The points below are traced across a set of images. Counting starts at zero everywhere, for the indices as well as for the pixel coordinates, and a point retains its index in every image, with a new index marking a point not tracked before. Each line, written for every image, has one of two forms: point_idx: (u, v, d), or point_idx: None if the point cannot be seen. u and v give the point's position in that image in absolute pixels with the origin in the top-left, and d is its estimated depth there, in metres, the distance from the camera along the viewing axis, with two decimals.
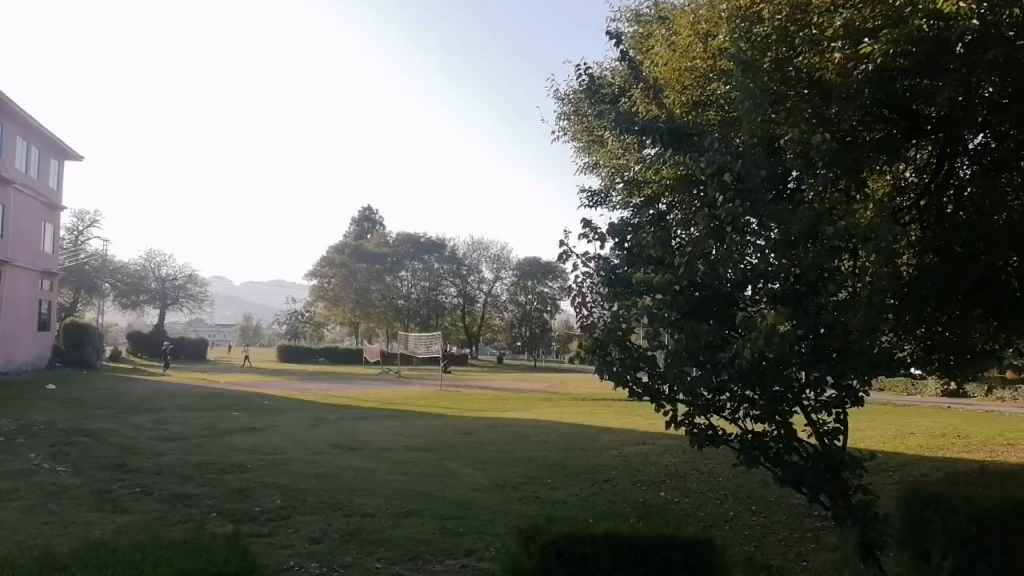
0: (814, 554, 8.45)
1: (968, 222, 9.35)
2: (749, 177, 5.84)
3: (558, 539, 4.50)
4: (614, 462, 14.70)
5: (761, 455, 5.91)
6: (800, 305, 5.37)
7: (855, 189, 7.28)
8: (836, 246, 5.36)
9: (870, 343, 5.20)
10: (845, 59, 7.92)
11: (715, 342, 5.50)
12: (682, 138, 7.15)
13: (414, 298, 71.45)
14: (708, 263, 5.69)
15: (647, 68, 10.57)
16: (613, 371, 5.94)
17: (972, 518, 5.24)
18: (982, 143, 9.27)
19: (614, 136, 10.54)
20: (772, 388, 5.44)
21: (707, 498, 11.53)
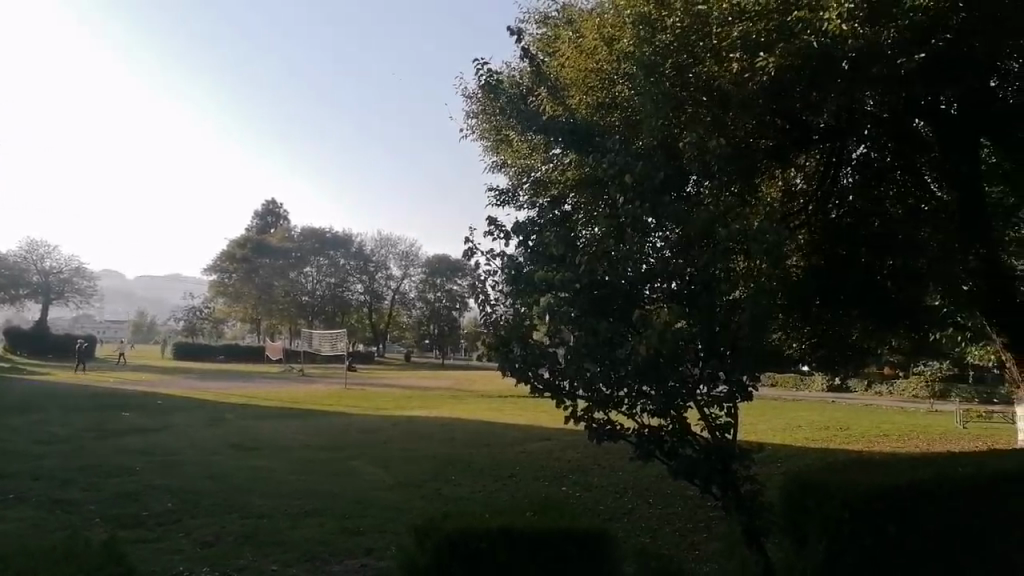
0: (705, 543, 8.82)
1: (850, 226, 9.97)
2: (649, 177, 5.97)
3: (453, 533, 4.38)
4: (518, 458, 14.85)
5: (656, 449, 6.05)
6: (694, 304, 5.57)
7: (747, 192, 7.65)
8: (729, 247, 5.63)
9: (758, 341, 5.52)
10: (741, 69, 8.46)
11: (610, 339, 5.59)
12: (583, 139, 7.31)
13: (319, 294, 69.32)
14: (607, 263, 5.80)
15: (554, 69, 10.72)
16: (514, 367, 5.95)
17: (845, 504, 5.28)
18: (864, 155, 9.98)
19: (521, 136, 10.64)
20: (668, 383, 5.56)
21: (607, 491, 11.82)
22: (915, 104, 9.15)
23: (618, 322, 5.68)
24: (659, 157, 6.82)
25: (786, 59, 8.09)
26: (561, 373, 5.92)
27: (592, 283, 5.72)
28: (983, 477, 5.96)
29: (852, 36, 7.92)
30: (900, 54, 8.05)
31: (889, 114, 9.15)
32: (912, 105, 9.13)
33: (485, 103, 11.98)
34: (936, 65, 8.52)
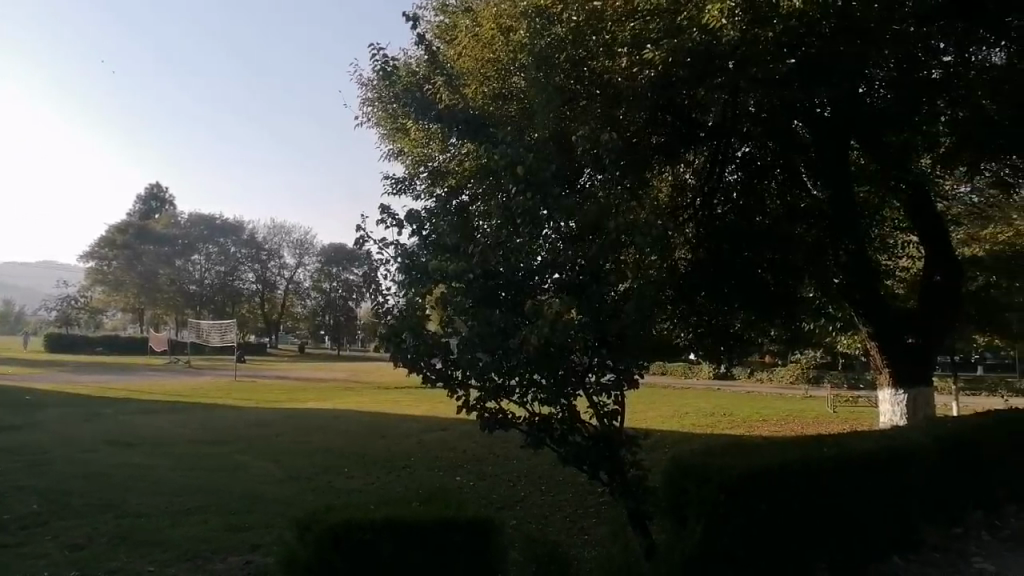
0: (594, 528, 9.06)
1: (735, 225, 10.29)
2: (539, 171, 5.99)
3: (336, 527, 4.30)
4: (413, 449, 14.79)
5: (547, 437, 6.10)
6: (584, 294, 5.65)
7: (636, 184, 7.88)
8: (617, 240, 5.75)
9: (643, 330, 5.63)
10: (632, 63, 8.76)
11: (501, 331, 5.55)
12: (478, 130, 7.18)
13: (208, 283, 66.60)
14: (501, 256, 5.73)
15: (451, 57, 10.63)
16: (407, 357, 5.91)
17: (722, 486, 5.49)
18: (747, 153, 10.51)
19: (417, 124, 10.54)
20: (557, 372, 5.62)
21: (501, 480, 11.95)
22: (793, 107, 9.54)
23: (508, 312, 5.62)
24: (553, 149, 6.85)
25: (671, 56, 8.38)
26: (454, 363, 5.89)
27: (485, 273, 5.66)
28: (844, 457, 6.35)
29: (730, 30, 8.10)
30: (774, 57, 8.45)
31: (766, 114, 9.52)
32: (789, 108, 9.57)
33: (381, 90, 11.77)
34: (811, 70, 8.92)
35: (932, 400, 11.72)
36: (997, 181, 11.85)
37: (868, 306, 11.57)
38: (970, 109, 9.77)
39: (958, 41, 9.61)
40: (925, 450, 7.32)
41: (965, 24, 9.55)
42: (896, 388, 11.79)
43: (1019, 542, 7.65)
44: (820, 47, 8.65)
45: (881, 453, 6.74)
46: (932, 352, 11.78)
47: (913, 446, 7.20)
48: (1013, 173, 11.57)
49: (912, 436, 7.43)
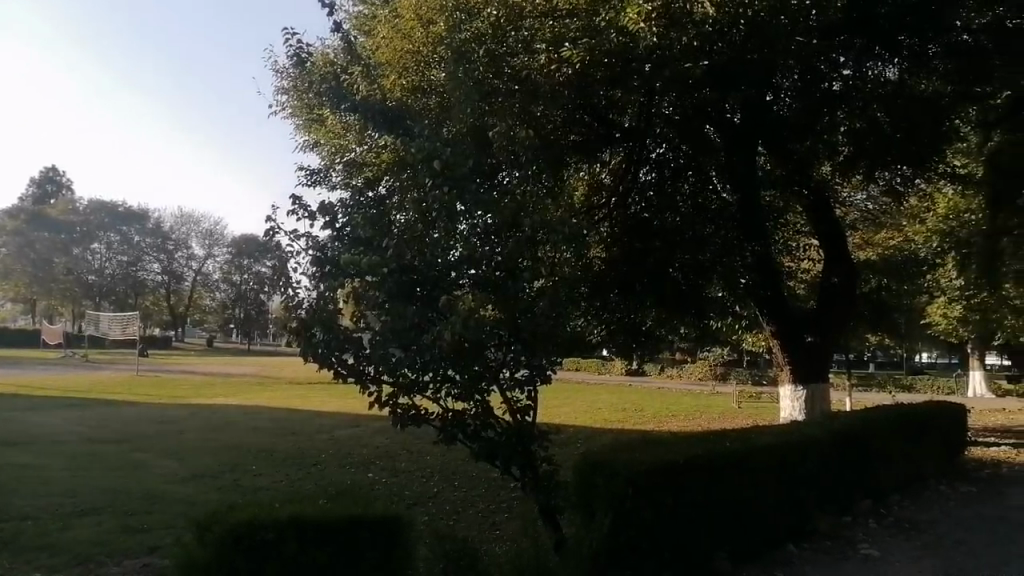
0: (505, 522, 9.12)
1: (644, 221, 10.75)
2: (458, 166, 5.94)
3: (239, 527, 4.17)
4: (325, 446, 14.52)
5: (459, 432, 6.01)
6: (500, 290, 5.64)
7: (552, 180, 7.97)
8: (533, 237, 5.79)
9: (557, 326, 5.74)
10: (550, 62, 8.77)
11: (417, 325, 5.53)
12: (394, 123, 7.07)
13: (108, 273, 63.43)
14: (417, 247, 5.77)
15: (369, 49, 10.49)
16: (318, 352, 5.78)
17: (631, 480, 5.60)
18: (662, 154, 10.56)
19: (334, 116, 10.35)
20: (472, 367, 5.61)
21: (414, 476, 11.87)
22: (704, 110, 9.77)
23: (423, 307, 5.59)
24: (471, 144, 6.81)
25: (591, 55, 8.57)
26: (366, 359, 5.77)
27: (400, 268, 5.57)
28: (743, 451, 6.60)
29: (647, 33, 8.35)
30: (688, 59, 8.76)
31: (679, 117, 9.75)
32: (701, 113, 9.80)
33: (296, 78, 11.45)
34: (719, 75, 9.22)
35: (828, 396, 12.39)
36: (890, 188, 12.54)
37: (772, 306, 12.02)
38: (868, 119, 10.53)
39: (856, 57, 10.33)
40: (818, 444, 7.70)
41: (863, 40, 10.28)
42: (796, 384, 12.38)
43: (901, 528, 8.13)
44: (728, 54, 8.89)
45: (779, 447, 7.04)
46: (829, 350, 12.40)
47: (808, 440, 7.56)
48: (904, 181, 12.28)
49: (808, 431, 7.77)
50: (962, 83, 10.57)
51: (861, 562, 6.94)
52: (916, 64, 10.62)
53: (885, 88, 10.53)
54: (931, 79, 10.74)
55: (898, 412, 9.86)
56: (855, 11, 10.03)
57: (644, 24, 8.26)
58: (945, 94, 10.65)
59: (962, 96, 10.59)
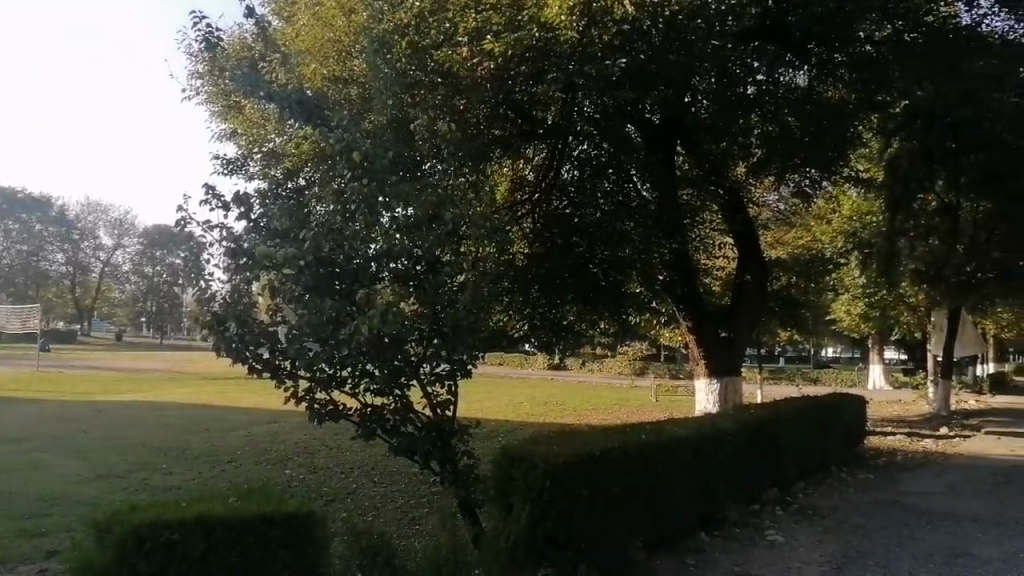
0: (425, 517, 9.10)
1: (567, 217, 10.81)
2: (377, 158, 5.80)
3: (141, 527, 3.97)
4: (241, 443, 14.15)
5: (378, 427, 5.82)
6: (419, 284, 5.67)
7: (474, 174, 7.98)
8: (454, 230, 5.81)
9: (477, 320, 5.76)
10: (470, 55, 8.87)
11: (335, 318, 5.38)
12: (313, 112, 6.85)
13: (7, 263, 59.89)
14: (332, 240, 5.55)
15: (287, 36, 10.25)
16: (231, 346, 5.49)
17: (547, 472, 5.67)
18: (586, 151, 10.65)
19: (251, 103, 10.07)
20: (392, 360, 5.52)
21: (333, 472, 11.70)
22: (623, 110, 10.03)
23: (342, 299, 5.48)
24: (392, 136, 6.68)
25: (512, 49, 8.64)
26: (282, 353, 5.59)
27: (316, 261, 5.45)
28: (657, 443, 6.79)
29: (567, 24, 8.46)
30: (605, 57, 8.86)
31: (599, 116, 9.88)
32: (621, 112, 10.07)
33: (211, 62, 11.03)
34: (639, 77, 9.33)
35: (739, 389, 12.82)
36: (800, 190, 13.05)
37: (688, 301, 12.38)
38: (779, 123, 11.14)
39: (769, 63, 10.68)
40: (729, 435, 7.99)
41: (774, 47, 10.64)
42: (711, 377, 12.79)
43: (805, 514, 8.54)
44: (648, 53, 9.02)
45: (691, 438, 7.28)
46: (741, 346, 12.84)
47: (719, 433, 7.83)
48: (812, 184, 12.83)
49: (720, 423, 8.05)
50: (865, 91, 11.62)
51: (768, 548, 7.24)
52: (823, 72, 11.41)
53: (794, 93, 11.17)
54: (837, 86, 11.65)
55: (804, 405, 10.29)
56: (770, 19, 10.32)
57: (563, 18, 8.36)
58: (849, 102, 11.71)
59: (864, 102, 11.70)
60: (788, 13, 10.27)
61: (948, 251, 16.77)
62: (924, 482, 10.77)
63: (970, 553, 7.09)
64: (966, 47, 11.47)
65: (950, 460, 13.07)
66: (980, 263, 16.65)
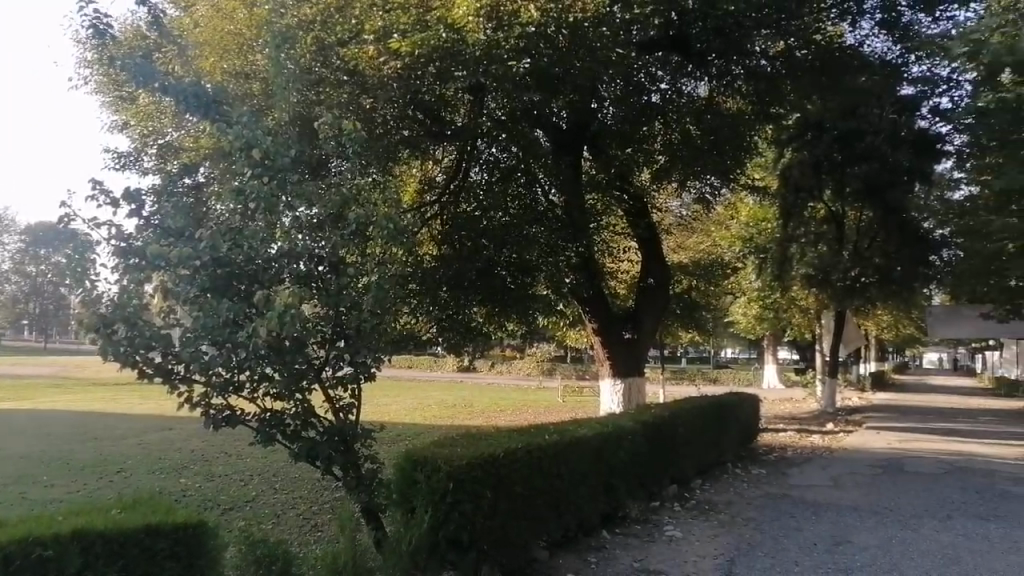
0: (327, 524, 8.92)
1: (473, 218, 10.60)
2: (279, 155, 5.63)
3: (8, 545, 3.52)
4: (132, 451, 13.46)
5: (278, 432, 5.50)
6: (322, 286, 5.50)
7: (379, 174, 7.88)
8: (358, 230, 5.67)
9: (382, 320, 5.58)
10: (376, 54, 8.69)
11: (230, 321, 5.10)
12: (211, 107, 6.43)
13: None
14: (229, 241, 5.27)
15: (184, 27, 9.79)
16: (118, 350, 5.02)
17: (450, 475, 5.66)
18: (495, 154, 10.66)
19: (144, 96, 9.57)
20: (293, 363, 5.31)
21: (231, 480, 11.30)
22: (529, 113, 10.08)
23: (239, 302, 5.20)
24: (294, 133, 6.48)
25: (418, 48, 8.53)
26: (175, 357, 5.17)
27: (215, 260, 5.18)
28: (560, 444, 6.88)
29: (475, 30, 8.57)
30: (511, 58, 8.81)
31: (505, 118, 9.90)
32: (528, 116, 10.11)
33: (98, 49, 10.38)
34: (541, 78, 9.37)
35: (642, 389, 13.14)
36: (701, 197, 13.53)
37: (594, 303, 12.65)
38: (681, 132, 11.68)
39: (672, 71, 11.31)
40: (630, 434, 8.21)
41: (678, 58, 11.20)
42: (616, 377, 13.07)
43: (701, 509, 8.85)
44: (553, 56, 9.10)
45: (592, 439, 7.42)
46: (643, 347, 13.21)
47: (620, 432, 8.03)
48: (712, 192, 13.28)
49: (621, 422, 8.25)
50: (761, 103, 12.22)
51: (667, 543, 7.47)
52: (722, 83, 11.93)
53: (694, 103, 11.82)
54: (734, 97, 12.18)
55: (701, 402, 10.70)
56: (672, 31, 10.78)
57: (471, 22, 8.50)
58: (746, 112, 12.23)
59: (760, 114, 12.27)
60: (690, 25, 10.74)
61: (834, 256, 17.81)
62: (810, 475, 11.39)
63: (850, 541, 7.55)
64: (850, 65, 12.24)
65: (834, 454, 13.89)
66: (863, 267, 17.85)
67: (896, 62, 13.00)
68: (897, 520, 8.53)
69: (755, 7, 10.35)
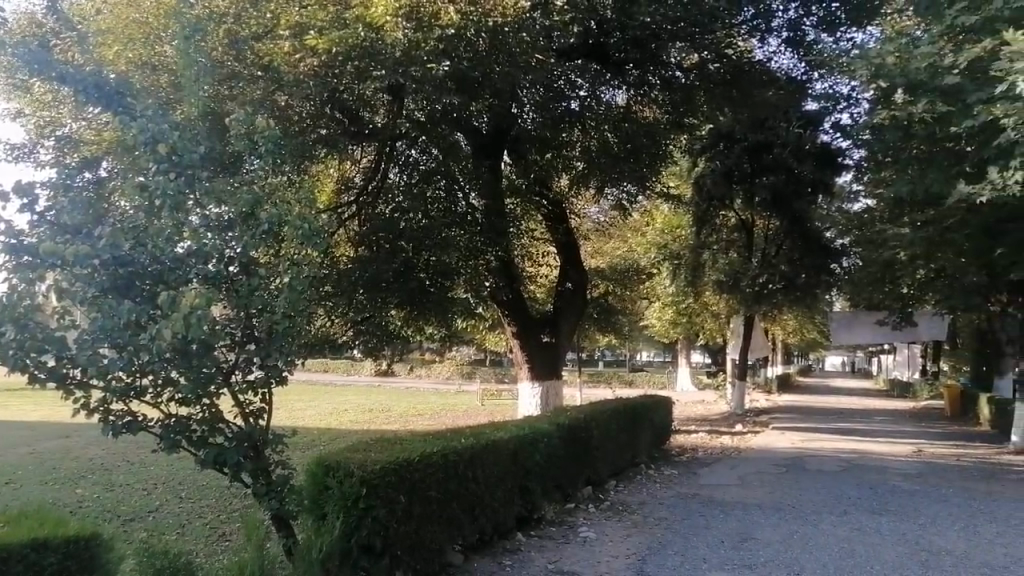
0: (235, 533, 8.61)
1: (391, 219, 10.39)
2: (187, 151, 5.40)
3: None
4: (23, 461, 12.67)
5: (183, 438, 5.20)
6: (232, 288, 5.31)
7: (294, 172, 7.69)
8: (272, 229, 5.45)
9: (294, 323, 5.39)
10: (292, 50, 8.49)
11: (132, 323, 4.84)
12: (113, 99, 6.04)
13: None
14: (132, 240, 5.02)
15: (85, 13, 9.29)
16: (8, 355, 4.63)
17: (363, 480, 5.54)
18: (415, 157, 10.53)
19: (40, 84, 9.02)
20: (201, 368, 5.07)
21: (131, 489, 10.78)
22: (449, 116, 9.85)
23: (143, 302, 4.98)
24: (203, 130, 6.18)
25: (335, 46, 8.36)
26: (71, 361, 4.81)
27: (117, 259, 4.94)
28: (475, 448, 6.86)
29: (394, 29, 8.49)
30: (431, 61, 8.77)
31: (424, 120, 9.78)
32: (447, 118, 9.89)
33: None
34: (461, 80, 9.35)
35: (559, 392, 13.26)
36: (618, 204, 13.76)
37: (513, 306, 12.70)
38: (599, 137, 11.97)
39: (592, 79, 11.46)
40: (546, 437, 8.28)
41: (596, 66, 11.50)
42: (534, 380, 13.14)
43: (614, 510, 9.00)
44: (472, 58, 9.12)
45: (508, 443, 7.43)
46: (561, 350, 13.34)
47: (536, 434, 8.09)
48: (630, 199, 13.50)
49: (537, 425, 8.32)
50: (675, 112, 12.68)
51: (581, 544, 7.56)
52: (639, 92, 12.35)
53: (613, 111, 12.00)
54: (651, 106, 12.57)
55: (616, 405, 10.92)
56: (590, 39, 11.21)
57: (389, 19, 8.37)
58: (661, 121, 12.62)
59: (674, 123, 12.72)
60: (609, 34, 11.25)
61: (744, 263, 18.47)
62: (719, 475, 11.76)
63: (754, 537, 7.85)
64: (758, 79, 12.66)
65: (742, 453, 14.40)
66: (771, 274, 18.06)
67: (800, 79, 13.42)
68: (799, 516, 8.90)
69: (669, 18, 10.79)
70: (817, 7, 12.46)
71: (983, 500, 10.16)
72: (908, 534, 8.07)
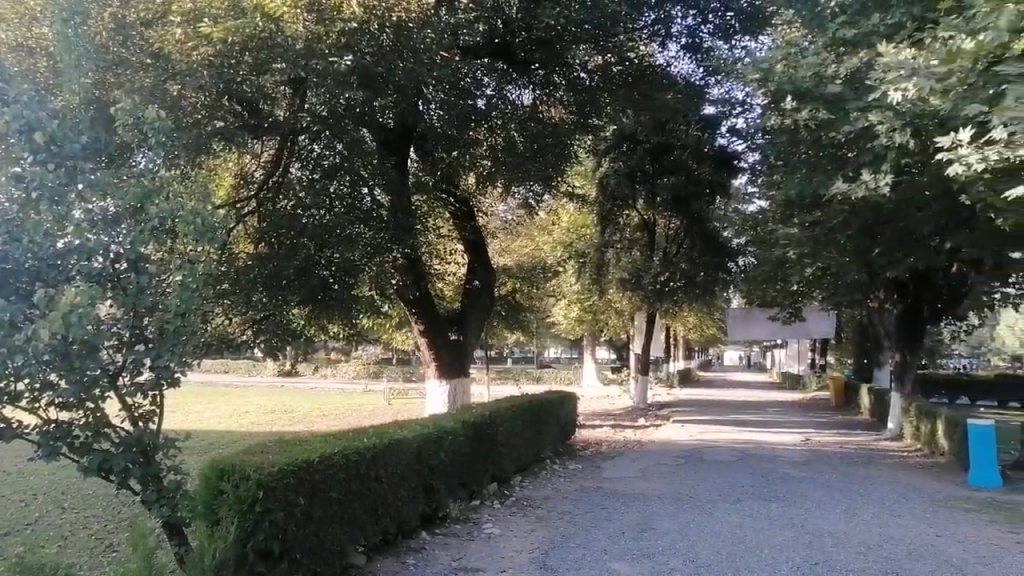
0: (122, 544, 8.18)
1: (290, 214, 10.03)
2: (68, 141, 5.04)
3: None
4: None
5: (64, 446, 4.83)
6: (119, 285, 5.01)
7: (186, 165, 7.41)
8: (163, 223, 5.19)
9: (186, 322, 5.12)
10: (185, 38, 8.19)
11: (6, 323, 4.47)
12: None
13: None
14: (5, 234, 4.66)
15: None
16: None
17: (260, 483, 5.39)
18: (317, 152, 10.22)
19: None
20: (85, 371, 4.75)
21: (9, 501, 10.10)
22: (353, 111, 9.63)
23: (18, 301, 4.64)
24: (88, 117, 5.82)
25: (232, 35, 8.09)
26: None
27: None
28: (378, 449, 6.78)
29: (294, 20, 8.36)
30: (332, 54, 8.62)
31: (327, 114, 9.42)
32: (352, 113, 9.65)
33: None
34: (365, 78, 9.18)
35: (467, 390, 13.26)
36: (526, 202, 13.88)
37: (420, 304, 12.62)
38: (505, 135, 12.10)
39: (498, 78, 11.72)
40: (451, 435, 8.28)
41: (502, 65, 11.65)
42: (442, 378, 13.09)
43: (519, 506, 9.08)
44: (375, 54, 8.95)
45: (413, 442, 7.41)
46: (468, 348, 13.36)
47: (441, 433, 8.07)
48: (536, 198, 13.65)
49: (442, 423, 8.31)
50: (580, 113, 12.94)
51: (485, 541, 7.59)
52: (545, 91, 12.54)
53: (519, 111, 12.28)
54: (557, 106, 12.77)
55: (523, 401, 11.04)
56: (497, 38, 11.24)
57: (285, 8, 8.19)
58: (567, 122, 12.85)
59: (579, 124, 12.97)
60: (514, 34, 11.32)
61: (645, 261, 19.01)
62: (622, 468, 12.07)
63: (652, 527, 8.09)
64: (659, 82, 13.14)
65: (644, 446, 14.81)
66: (671, 272, 18.59)
67: (698, 84, 13.75)
68: (695, 505, 9.25)
69: (573, 21, 10.91)
70: (713, 15, 12.72)
71: (863, 484, 10.83)
72: (795, 519, 8.49)
